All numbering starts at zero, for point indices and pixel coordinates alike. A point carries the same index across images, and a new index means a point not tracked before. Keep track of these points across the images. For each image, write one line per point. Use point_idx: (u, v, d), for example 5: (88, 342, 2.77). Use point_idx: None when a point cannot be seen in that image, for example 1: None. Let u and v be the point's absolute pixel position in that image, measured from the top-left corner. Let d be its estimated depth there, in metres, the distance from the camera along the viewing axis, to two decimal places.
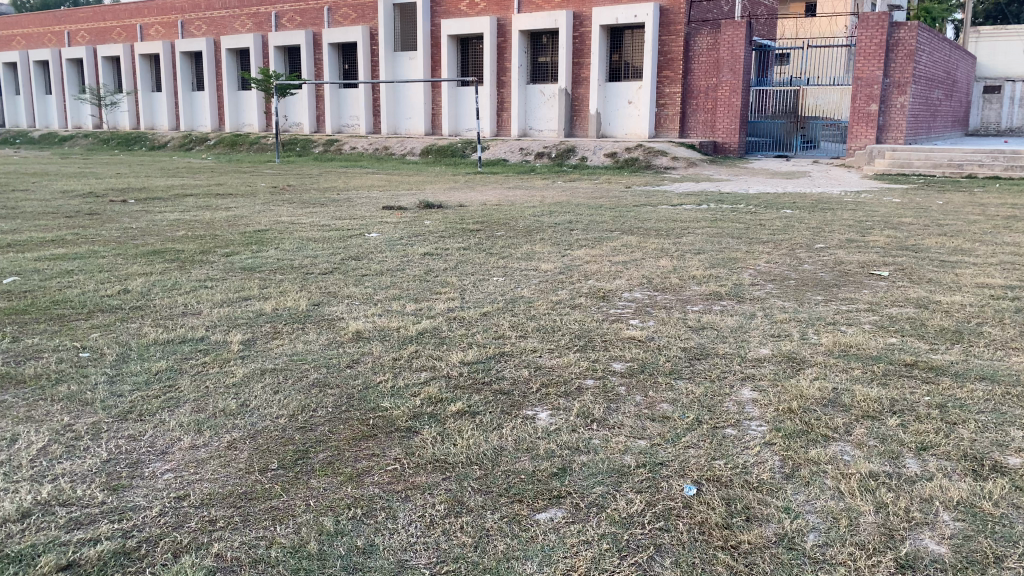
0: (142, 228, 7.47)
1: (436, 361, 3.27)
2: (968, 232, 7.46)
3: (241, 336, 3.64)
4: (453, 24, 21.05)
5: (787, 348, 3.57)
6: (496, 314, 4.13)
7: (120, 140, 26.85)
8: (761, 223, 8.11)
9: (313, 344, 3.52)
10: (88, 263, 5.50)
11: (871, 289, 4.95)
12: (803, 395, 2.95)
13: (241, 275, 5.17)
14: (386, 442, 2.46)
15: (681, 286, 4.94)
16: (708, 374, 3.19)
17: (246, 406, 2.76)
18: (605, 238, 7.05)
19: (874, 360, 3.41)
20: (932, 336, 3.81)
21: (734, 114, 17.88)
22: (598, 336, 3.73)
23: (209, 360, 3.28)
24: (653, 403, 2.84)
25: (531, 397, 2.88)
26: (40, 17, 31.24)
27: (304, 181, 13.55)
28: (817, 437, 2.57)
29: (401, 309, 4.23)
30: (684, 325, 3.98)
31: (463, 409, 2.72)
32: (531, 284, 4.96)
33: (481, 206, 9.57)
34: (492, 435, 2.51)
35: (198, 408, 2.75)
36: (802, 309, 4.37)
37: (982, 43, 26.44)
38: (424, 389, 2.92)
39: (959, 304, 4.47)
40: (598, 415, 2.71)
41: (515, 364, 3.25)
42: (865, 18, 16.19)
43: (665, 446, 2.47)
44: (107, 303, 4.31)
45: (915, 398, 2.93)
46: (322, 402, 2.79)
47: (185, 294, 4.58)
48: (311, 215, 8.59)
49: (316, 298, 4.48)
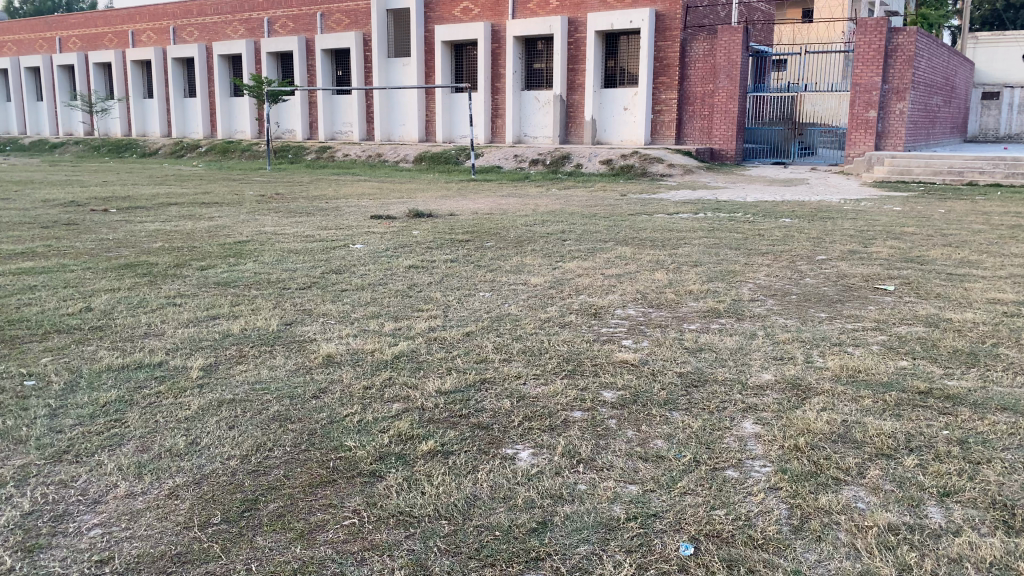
0: (119, 239, 7.20)
1: (410, 390, 3.00)
2: (973, 243, 7.21)
3: (203, 361, 3.38)
4: (447, 30, 20.82)
5: (791, 373, 3.32)
6: (479, 334, 3.87)
7: (110, 147, 26.56)
8: (760, 233, 7.88)
9: (279, 370, 3.26)
10: (53, 278, 5.25)
11: (876, 305, 4.69)
12: (810, 429, 2.69)
13: (214, 290, 4.92)
14: (344, 490, 2.20)
15: (677, 302, 4.69)
16: (706, 404, 2.93)
17: (196, 444, 2.50)
18: (598, 249, 6.79)
19: (885, 388, 3.15)
20: (946, 359, 3.55)
21: (731, 120, 17.55)
22: (588, 360, 3.46)
23: (163, 390, 3.01)
24: (646, 439, 2.59)
25: (511, 432, 2.61)
26: (32, 23, 31.07)
27: (294, 189, 13.26)
28: (827, 481, 2.32)
29: (378, 329, 3.97)
30: (681, 346, 3.72)
31: (435, 448, 2.46)
32: (519, 300, 4.71)
33: (472, 215, 9.29)
34: (465, 480, 2.25)
35: (142, 447, 2.48)
36: (805, 328, 4.11)
37: (981, 49, 26.29)
38: (394, 424, 2.65)
39: (971, 322, 4.21)
40: (586, 454, 2.45)
41: (496, 394, 2.98)
42: (863, 23, 16.02)
43: (659, 493, 2.21)
44: (65, 323, 4.03)
45: (933, 431, 2.68)
46: (280, 440, 2.53)
47: (149, 312, 4.31)
48: (295, 226, 8.32)
49: (289, 317, 4.22)
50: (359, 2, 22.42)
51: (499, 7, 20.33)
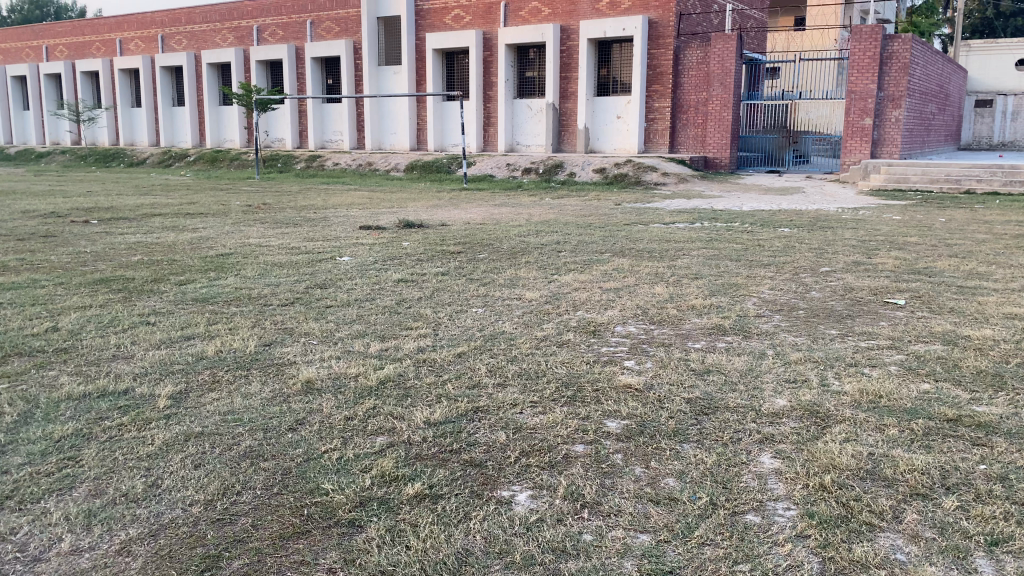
0: (96, 252, 6.91)
1: (395, 422, 2.75)
2: (980, 253, 7.03)
3: (172, 388, 3.11)
4: (437, 38, 20.63)
5: (807, 399, 3.07)
6: (472, 355, 3.62)
7: (97, 157, 26.20)
8: (761, 243, 7.70)
9: (253, 398, 2.99)
10: (21, 294, 4.98)
11: (889, 321, 4.47)
12: (835, 465, 2.44)
13: (191, 307, 4.66)
14: (318, 543, 1.95)
15: (680, 318, 4.45)
16: (719, 435, 2.69)
17: (156, 487, 2.24)
18: (595, 261, 6.57)
19: (909, 416, 2.91)
20: (970, 381, 3.31)
21: (725, 128, 17.36)
22: (588, 384, 3.21)
23: (126, 422, 2.75)
24: (656, 477, 2.35)
25: (507, 472, 2.36)
26: (18, 31, 30.77)
27: (282, 199, 13.02)
28: (859, 527, 2.08)
29: (363, 350, 3.72)
30: (686, 368, 3.48)
31: (422, 491, 2.21)
32: (514, 317, 4.45)
33: (464, 225, 9.12)
34: (455, 531, 2.00)
35: (95, 492, 2.21)
36: (817, 347, 3.88)
37: (974, 57, 25.85)
38: (377, 462, 2.40)
39: (992, 339, 3.99)
40: (590, 497, 2.21)
41: (490, 425, 2.72)
42: (858, 30, 15.89)
43: (674, 544, 1.97)
44: (28, 345, 3.77)
45: (969, 466, 2.44)
46: (250, 481, 2.28)
47: (120, 332, 4.04)
48: (281, 236, 8.09)
49: (267, 337, 3.95)
50: (349, 10, 22.23)
51: (490, 15, 20.16)
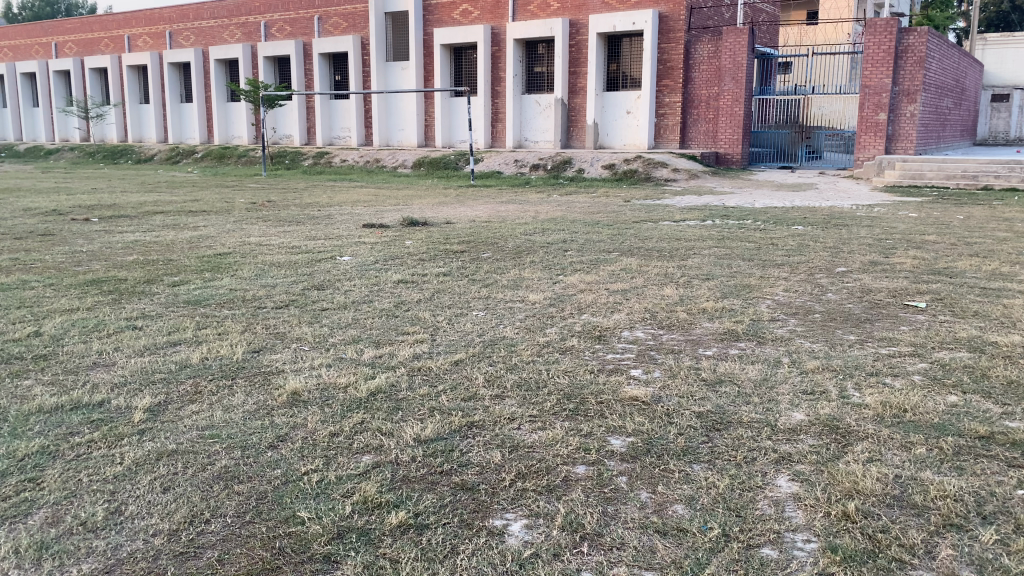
0: (91, 252, 6.76)
1: (383, 438, 2.56)
2: (1001, 252, 6.79)
3: (150, 400, 2.94)
4: (445, 33, 20.40)
5: (825, 413, 2.87)
6: (469, 363, 3.43)
7: (105, 153, 26.16)
8: (773, 241, 7.47)
9: (235, 412, 2.81)
10: (9, 297, 4.82)
11: (910, 325, 4.25)
12: (858, 489, 2.24)
13: (181, 311, 4.49)
14: None
15: (690, 322, 4.25)
16: (732, 454, 2.49)
17: (117, 515, 2.06)
18: (602, 260, 6.36)
19: (937, 433, 2.69)
20: (1002, 394, 3.09)
21: (737, 124, 17.21)
22: (591, 396, 3.01)
23: (98, 438, 2.58)
24: (662, 504, 2.15)
25: (501, 497, 2.17)
26: (28, 28, 30.78)
27: (288, 197, 12.82)
28: (888, 564, 1.87)
29: (356, 357, 3.53)
30: (697, 378, 3.26)
31: (406, 521, 2.02)
32: (516, 320, 4.27)
33: (469, 223, 8.94)
34: (440, 568, 1.82)
35: (52, 520, 2.03)
36: (835, 354, 3.67)
37: (990, 50, 25.45)
38: (359, 486, 2.21)
39: (1019, 345, 3.77)
40: (591, 528, 2.01)
41: (484, 443, 2.53)
42: (873, 23, 15.61)
43: None
44: (8, 351, 3.60)
45: (1006, 492, 2.23)
46: (221, 508, 2.09)
47: (104, 338, 3.87)
48: (283, 235, 7.93)
49: (257, 343, 3.77)
50: (357, 6, 22.04)
51: (499, 10, 19.91)
